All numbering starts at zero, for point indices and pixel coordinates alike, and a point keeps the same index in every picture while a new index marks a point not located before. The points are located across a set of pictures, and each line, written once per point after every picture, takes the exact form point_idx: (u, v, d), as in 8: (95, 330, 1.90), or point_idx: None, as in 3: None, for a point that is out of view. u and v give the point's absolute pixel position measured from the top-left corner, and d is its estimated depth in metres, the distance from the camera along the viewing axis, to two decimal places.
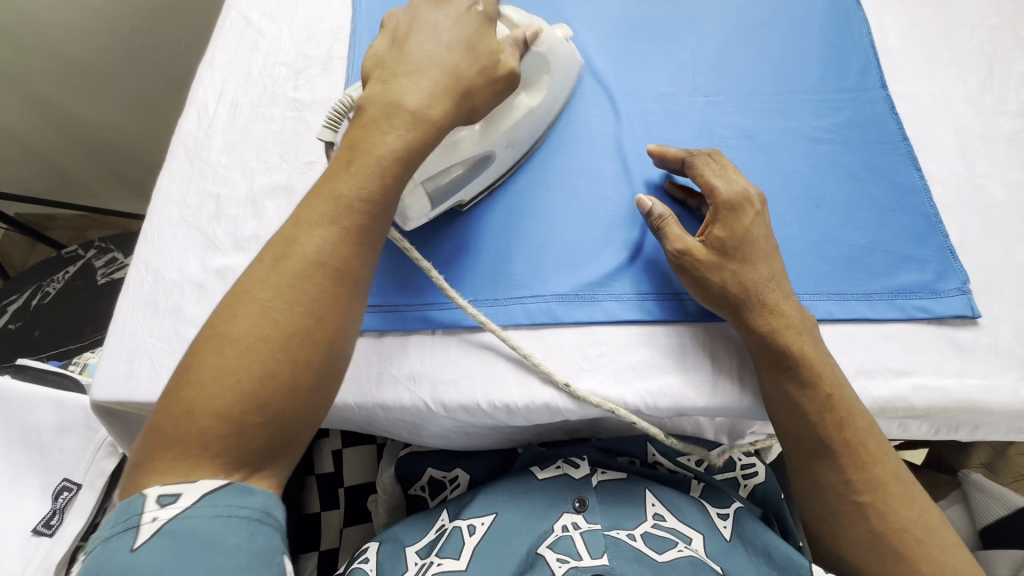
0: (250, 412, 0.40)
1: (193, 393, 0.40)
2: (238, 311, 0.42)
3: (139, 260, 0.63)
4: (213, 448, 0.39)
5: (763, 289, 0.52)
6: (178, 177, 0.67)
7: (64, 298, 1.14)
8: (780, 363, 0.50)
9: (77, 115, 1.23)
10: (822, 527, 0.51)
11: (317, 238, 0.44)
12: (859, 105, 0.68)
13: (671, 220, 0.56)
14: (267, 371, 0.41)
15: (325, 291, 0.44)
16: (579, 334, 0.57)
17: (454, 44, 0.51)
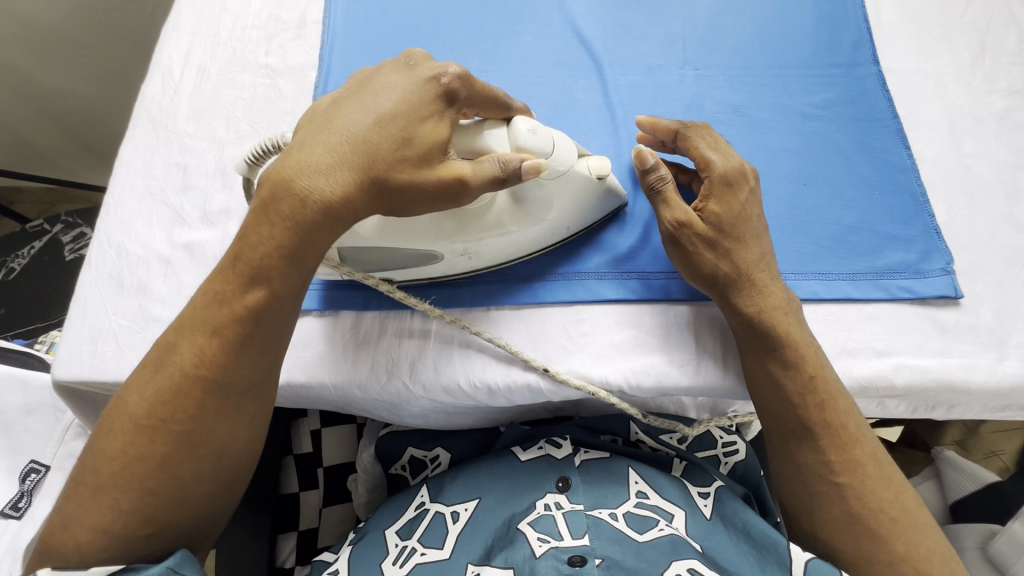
0: (134, 526, 0.43)
1: (73, 510, 0.43)
2: (113, 426, 0.44)
3: (101, 233, 0.59)
4: (96, 559, 0.42)
5: (753, 270, 0.51)
6: (141, 146, 0.64)
7: (30, 274, 1.10)
8: (764, 346, 0.50)
9: (38, 79, 1.18)
10: (796, 504, 0.51)
11: (193, 348, 0.45)
12: (850, 81, 0.67)
13: (671, 185, 0.52)
14: (148, 485, 0.43)
15: (200, 407, 0.44)
16: (563, 313, 0.56)
17: (383, 121, 0.43)
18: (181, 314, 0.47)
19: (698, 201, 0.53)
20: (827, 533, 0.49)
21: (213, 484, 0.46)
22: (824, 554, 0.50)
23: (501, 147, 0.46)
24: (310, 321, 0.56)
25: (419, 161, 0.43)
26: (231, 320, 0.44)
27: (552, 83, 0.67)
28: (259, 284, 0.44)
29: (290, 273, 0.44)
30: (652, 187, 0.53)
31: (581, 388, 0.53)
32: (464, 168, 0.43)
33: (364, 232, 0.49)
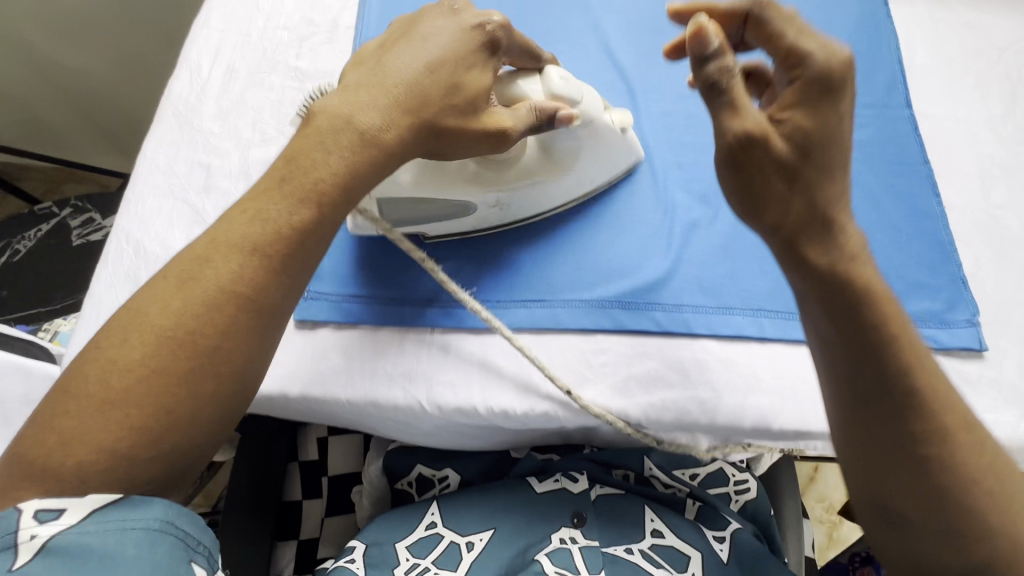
0: (137, 447, 0.36)
1: (70, 423, 0.35)
2: (129, 334, 0.38)
3: (120, 230, 0.58)
4: (90, 482, 0.35)
5: (834, 205, 0.38)
6: (165, 143, 0.63)
7: (36, 258, 1.08)
8: (839, 302, 0.38)
9: (56, 59, 1.21)
10: (863, 481, 0.41)
11: (230, 265, 0.40)
12: (883, 122, 0.66)
13: (739, 84, 0.37)
14: (164, 401, 0.37)
15: (232, 326, 0.39)
16: (584, 341, 0.55)
17: (433, 65, 0.45)
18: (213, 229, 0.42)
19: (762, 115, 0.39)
20: (914, 438, 0.38)
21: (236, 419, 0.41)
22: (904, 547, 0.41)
23: (536, 95, 0.51)
24: (327, 335, 0.55)
25: (472, 102, 0.46)
26: (278, 237, 0.41)
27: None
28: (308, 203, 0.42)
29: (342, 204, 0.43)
30: (701, 73, 0.37)
31: (602, 416, 0.52)
32: (507, 121, 0.47)
33: (402, 181, 0.52)
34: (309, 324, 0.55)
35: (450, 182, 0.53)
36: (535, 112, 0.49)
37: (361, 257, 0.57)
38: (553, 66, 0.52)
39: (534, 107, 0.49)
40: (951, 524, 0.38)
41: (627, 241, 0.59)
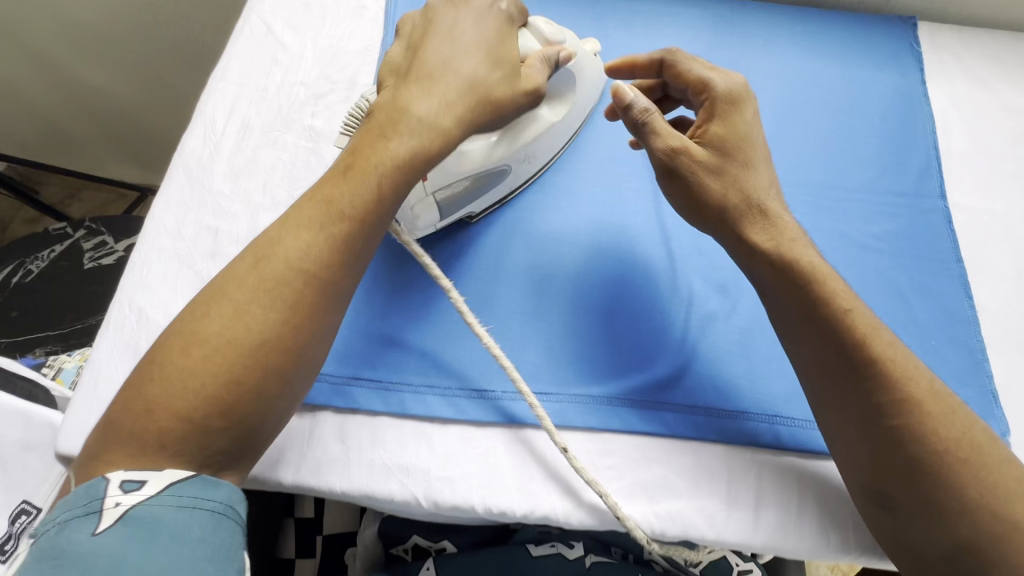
0: (214, 417, 0.39)
1: (156, 389, 0.39)
2: (212, 308, 0.42)
3: (123, 295, 0.58)
4: (170, 449, 0.38)
5: (761, 195, 0.49)
6: (174, 203, 0.62)
7: (48, 279, 1.09)
8: (791, 283, 0.46)
9: (83, 82, 1.23)
10: (841, 448, 0.46)
11: (297, 241, 0.43)
12: (915, 213, 0.64)
13: (656, 113, 0.49)
14: (234, 374, 0.40)
15: (297, 306, 0.42)
16: (590, 440, 0.53)
17: (489, 51, 0.49)
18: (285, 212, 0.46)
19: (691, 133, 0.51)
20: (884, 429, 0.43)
21: (289, 399, 0.43)
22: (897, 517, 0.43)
23: (532, 45, 0.53)
24: (327, 418, 0.53)
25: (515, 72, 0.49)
26: (347, 218, 0.44)
27: (598, 177, 0.65)
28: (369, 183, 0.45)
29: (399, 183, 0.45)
30: (633, 124, 0.49)
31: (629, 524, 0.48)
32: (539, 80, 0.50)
33: (450, 166, 0.52)
34: (307, 407, 0.53)
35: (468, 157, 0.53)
36: (545, 62, 0.51)
37: (365, 336, 0.56)
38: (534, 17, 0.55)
39: (541, 57, 0.51)
40: (933, 502, 0.41)
41: (640, 331, 0.57)
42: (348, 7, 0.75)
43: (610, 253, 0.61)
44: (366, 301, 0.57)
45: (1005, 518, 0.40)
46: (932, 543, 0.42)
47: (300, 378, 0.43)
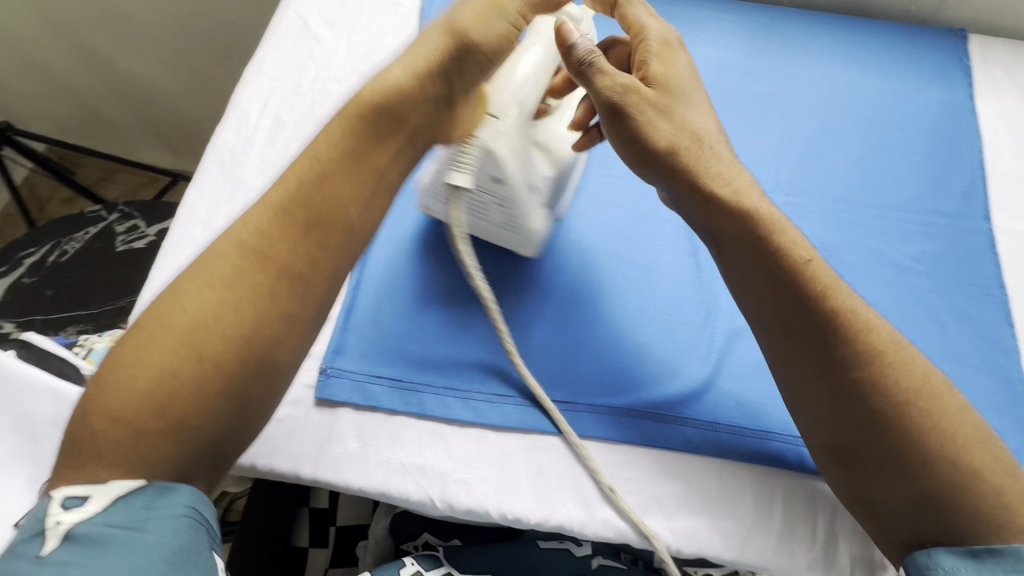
0: (148, 418, 0.39)
1: (95, 396, 0.40)
2: (151, 311, 0.42)
3: (154, 282, 0.58)
4: (108, 454, 0.38)
5: (700, 134, 0.52)
6: (206, 194, 0.63)
7: (82, 260, 1.12)
8: (747, 230, 0.48)
9: (120, 66, 1.27)
10: (795, 398, 0.48)
11: (232, 237, 0.44)
12: (956, 235, 0.62)
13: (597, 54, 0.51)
14: (165, 369, 0.40)
15: (227, 298, 0.42)
16: (609, 452, 0.53)
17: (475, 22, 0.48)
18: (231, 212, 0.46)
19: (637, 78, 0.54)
20: (845, 388, 0.45)
21: (243, 398, 0.42)
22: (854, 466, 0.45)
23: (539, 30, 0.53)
24: (347, 415, 0.53)
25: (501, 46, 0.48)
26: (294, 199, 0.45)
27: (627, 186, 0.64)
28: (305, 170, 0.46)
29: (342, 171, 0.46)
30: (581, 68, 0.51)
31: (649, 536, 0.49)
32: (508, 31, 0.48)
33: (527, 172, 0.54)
34: (328, 403, 0.54)
35: (506, 102, 0.50)
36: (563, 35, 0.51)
37: (389, 336, 0.56)
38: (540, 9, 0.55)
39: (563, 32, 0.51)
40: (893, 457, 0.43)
41: (663, 344, 0.56)
42: (383, 3, 0.75)
43: (636, 262, 0.60)
44: (390, 300, 0.58)
45: (965, 466, 0.42)
46: (895, 495, 0.43)
47: (243, 374, 0.42)
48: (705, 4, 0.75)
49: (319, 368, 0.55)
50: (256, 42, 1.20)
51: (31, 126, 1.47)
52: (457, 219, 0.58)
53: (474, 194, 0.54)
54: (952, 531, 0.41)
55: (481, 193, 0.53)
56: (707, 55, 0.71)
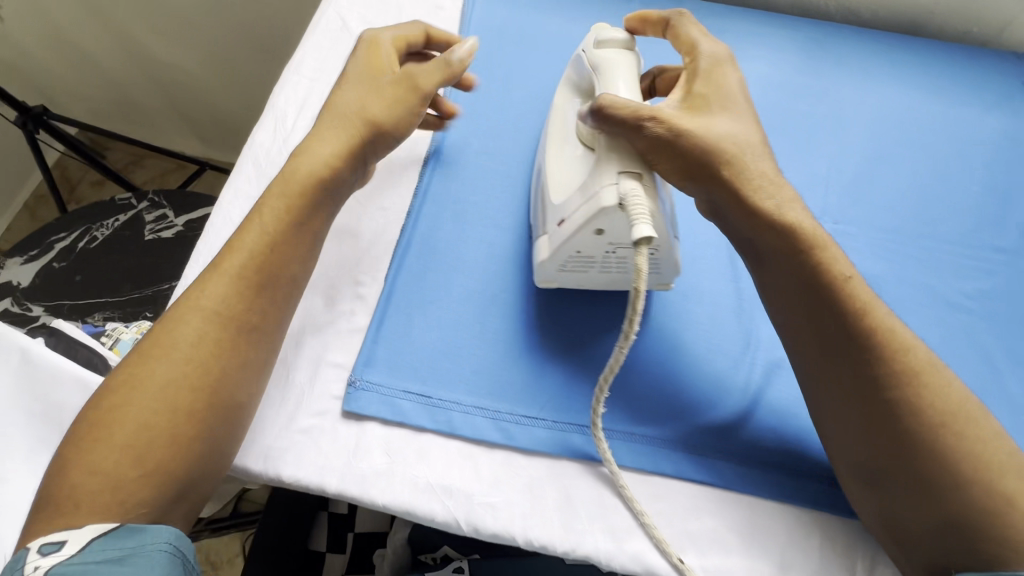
0: (127, 469, 0.43)
1: (74, 457, 0.43)
2: (125, 375, 0.46)
3: (187, 282, 0.58)
4: (90, 507, 0.42)
5: (749, 146, 0.51)
6: (241, 195, 0.62)
7: (110, 247, 1.13)
8: (786, 245, 0.48)
9: (155, 54, 1.27)
10: (827, 420, 0.48)
11: (196, 301, 0.48)
12: (1013, 273, 0.59)
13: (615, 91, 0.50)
14: (139, 454, 0.44)
15: (195, 362, 0.47)
16: (640, 482, 0.51)
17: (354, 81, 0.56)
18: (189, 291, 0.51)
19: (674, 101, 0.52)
20: (874, 404, 0.45)
21: (214, 450, 0.47)
22: (881, 487, 0.45)
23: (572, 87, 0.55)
24: (374, 428, 0.53)
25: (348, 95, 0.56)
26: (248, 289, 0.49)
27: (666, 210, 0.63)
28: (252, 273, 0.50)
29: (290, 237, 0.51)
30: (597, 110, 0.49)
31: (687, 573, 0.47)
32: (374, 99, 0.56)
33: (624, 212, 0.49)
34: (355, 415, 0.53)
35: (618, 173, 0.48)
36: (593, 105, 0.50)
37: (419, 350, 0.55)
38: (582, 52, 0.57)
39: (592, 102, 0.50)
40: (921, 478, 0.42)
41: (699, 374, 0.55)
42: (425, 5, 0.74)
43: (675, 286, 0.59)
44: (422, 313, 0.57)
45: (997, 491, 0.41)
46: (921, 520, 0.43)
47: (212, 427, 0.46)
48: (757, 19, 0.73)
49: (347, 379, 0.54)
50: (289, 35, 1.19)
51: (67, 107, 1.48)
52: (587, 282, 0.57)
53: (599, 257, 0.53)
54: (975, 555, 0.40)
55: (604, 251, 0.52)
56: (756, 70, 0.69)
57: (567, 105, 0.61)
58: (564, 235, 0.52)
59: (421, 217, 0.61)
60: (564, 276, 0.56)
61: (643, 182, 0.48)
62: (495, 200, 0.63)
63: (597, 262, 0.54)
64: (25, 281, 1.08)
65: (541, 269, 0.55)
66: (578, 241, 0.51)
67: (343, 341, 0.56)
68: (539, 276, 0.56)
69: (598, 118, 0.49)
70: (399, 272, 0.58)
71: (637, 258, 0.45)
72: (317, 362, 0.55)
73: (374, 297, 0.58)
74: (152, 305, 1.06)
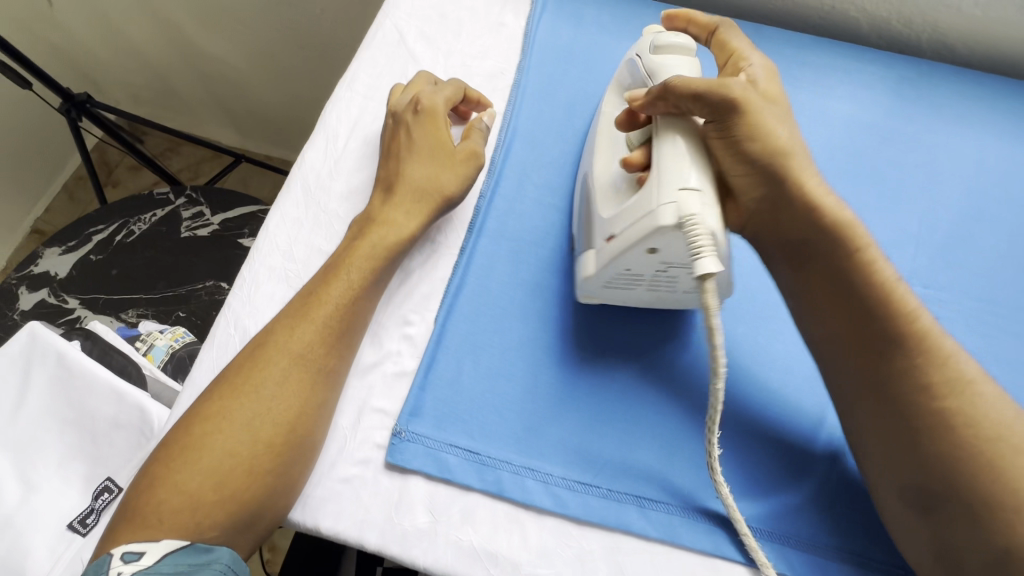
0: (211, 489, 0.43)
1: (161, 469, 0.43)
2: (217, 394, 0.46)
3: (229, 311, 0.55)
4: (168, 524, 0.41)
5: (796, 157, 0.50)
6: (288, 219, 0.59)
7: (146, 242, 1.11)
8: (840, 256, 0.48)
9: (197, 43, 1.25)
10: (872, 434, 0.46)
11: (294, 332, 0.48)
12: None
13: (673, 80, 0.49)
14: (224, 478, 0.43)
15: (291, 394, 0.46)
16: (701, 563, 0.48)
17: (424, 144, 0.56)
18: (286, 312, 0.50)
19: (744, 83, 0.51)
20: (916, 416, 0.43)
21: (292, 484, 0.46)
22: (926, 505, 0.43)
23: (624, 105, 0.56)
24: (417, 484, 0.50)
25: (417, 152, 0.56)
26: (315, 330, 0.48)
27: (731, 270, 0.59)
28: (350, 310, 0.50)
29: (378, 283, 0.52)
30: (665, 91, 0.49)
31: None
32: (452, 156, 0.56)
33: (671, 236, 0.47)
34: (398, 468, 0.50)
35: (678, 190, 0.45)
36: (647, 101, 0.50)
37: (468, 401, 0.52)
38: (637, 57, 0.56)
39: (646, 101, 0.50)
40: (973, 502, 0.40)
41: (765, 447, 0.51)
42: (486, 22, 0.70)
43: (740, 349, 0.56)
44: (473, 360, 0.54)
45: None
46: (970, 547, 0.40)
47: (296, 463, 0.45)
48: (842, 54, 0.69)
49: (392, 429, 0.51)
50: (334, 34, 1.15)
51: (108, 91, 1.48)
52: (632, 299, 0.54)
53: (649, 275, 0.50)
54: None
55: (654, 270, 0.49)
56: (838, 112, 0.65)
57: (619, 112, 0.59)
58: (614, 252, 0.49)
59: (475, 256, 0.58)
60: (608, 293, 0.53)
61: (704, 199, 0.45)
62: (552, 240, 0.59)
63: (645, 281, 0.51)
64: (62, 273, 1.08)
65: (586, 283, 0.53)
66: (628, 258, 0.48)
67: (389, 386, 0.53)
68: (581, 292, 0.54)
69: (671, 98, 0.49)
70: (450, 314, 0.55)
71: (705, 296, 0.44)
72: (360, 406, 0.52)
73: (422, 339, 0.55)
74: (185, 304, 1.04)
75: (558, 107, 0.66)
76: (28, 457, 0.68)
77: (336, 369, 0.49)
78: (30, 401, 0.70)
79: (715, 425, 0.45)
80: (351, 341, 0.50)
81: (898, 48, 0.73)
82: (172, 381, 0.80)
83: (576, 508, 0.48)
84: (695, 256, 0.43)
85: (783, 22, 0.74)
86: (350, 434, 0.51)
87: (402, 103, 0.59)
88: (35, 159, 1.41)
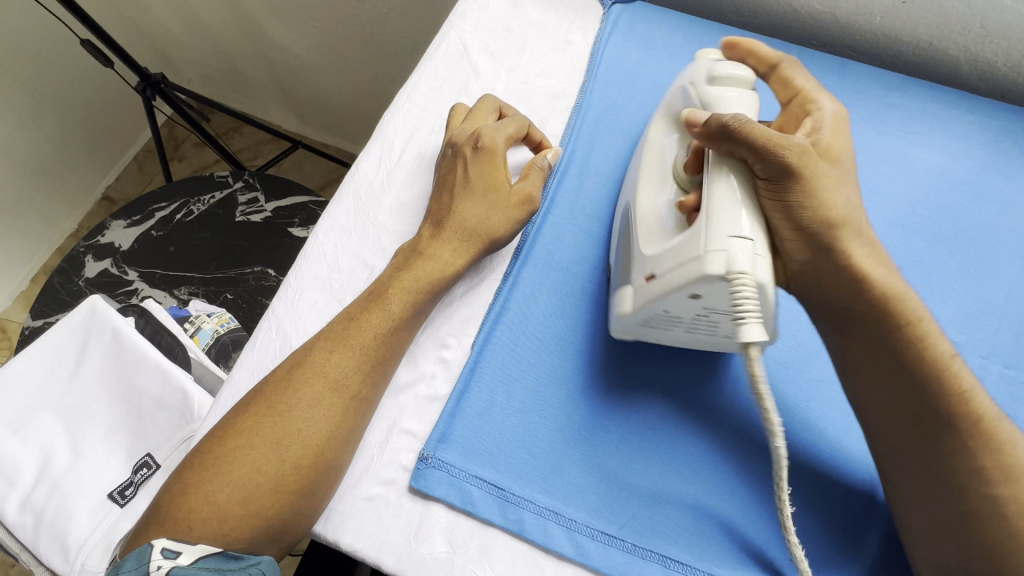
0: (238, 503, 0.44)
1: (194, 477, 0.45)
2: (252, 407, 0.47)
3: (273, 316, 0.56)
4: (197, 532, 0.43)
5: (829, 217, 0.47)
6: (337, 228, 0.60)
7: (204, 223, 1.14)
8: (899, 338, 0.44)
9: (267, 32, 1.28)
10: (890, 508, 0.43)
11: (331, 357, 0.49)
12: None
13: (746, 120, 0.45)
14: (252, 494, 0.44)
15: (321, 417, 0.47)
16: None
17: (481, 187, 0.55)
18: (323, 333, 0.51)
19: (804, 139, 0.47)
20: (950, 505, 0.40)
21: (315, 503, 0.46)
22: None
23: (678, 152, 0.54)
24: (439, 512, 0.49)
25: (474, 190, 0.55)
26: (355, 350, 0.49)
27: (784, 325, 0.56)
28: (387, 338, 0.51)
29: (419, 308, 0.53)
30: (724, 131, 0.45)
31: None
32: (507, 196, 0.55)
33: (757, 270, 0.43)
34: (421, 493, 0.49)
35: (729, 237, 0.42)
36: (716, 135, 0.46)
37: (497, 432, 0.51)
38: (702, 86, 0.52)
39: (718, 133, 0.46)
40: None
41: (810, 525, 0.48)
42: (553, 40, 0.70)
43: (795, 411, 0.52)
44: (506, 392, 0.52)
45: None
46: None
47: (323, 483, 0.46)
48: (929, 101, 0.64)
49: (419, 453, 0.50)
50: (399, 33, 1.16)
51: (181, 70, 1.54)
52: (668, 338, 0.52)
53: (688, 318, 0.47)
54: None
55: (695, 313, 0.46)
56: (917, 161, 0.62)
57: (664, 140, 0.56)
58: (653, 294, 0.46)
59: (518, 285, 0.57)
60: (644, 331, 0.51)
61: (756, 250, 0.42)
62: (595, 272, 0.58)
63: (683, 323, 0.48)
64: (124, 245, 1.13)
65: (620, 321, 0.51)
66: (668, 301, 0.46)
67: (420, 409, 0.53)
68: (617, 327, 0.52)
69: (727, 141, 0.46)
70: (487, 343, 0.54)
71: (750, 362, 0.43)
72: (390, 426, 0.52)
73: (457, 364, 0.55)
74: (233, 288, 1.08)
75: (617, 133, 0.64)
76: (79, 425, 0.69)
77: (369, 397, 0.49)
78: (85, 370, 0.71)
79: (786, 483, 0.43)
80: (388, 368, 0.50)
81: (1003, 93, 0.66)
82: (215, 368, 0.81)
83: (597, 559, 0.47)
84: (739, 321, 0.42)
85: (871, 59, 0.69)
86: (375, 454, 0.51)
87: (463, 135, 0.58)
88: (110, 131, 1.48)
